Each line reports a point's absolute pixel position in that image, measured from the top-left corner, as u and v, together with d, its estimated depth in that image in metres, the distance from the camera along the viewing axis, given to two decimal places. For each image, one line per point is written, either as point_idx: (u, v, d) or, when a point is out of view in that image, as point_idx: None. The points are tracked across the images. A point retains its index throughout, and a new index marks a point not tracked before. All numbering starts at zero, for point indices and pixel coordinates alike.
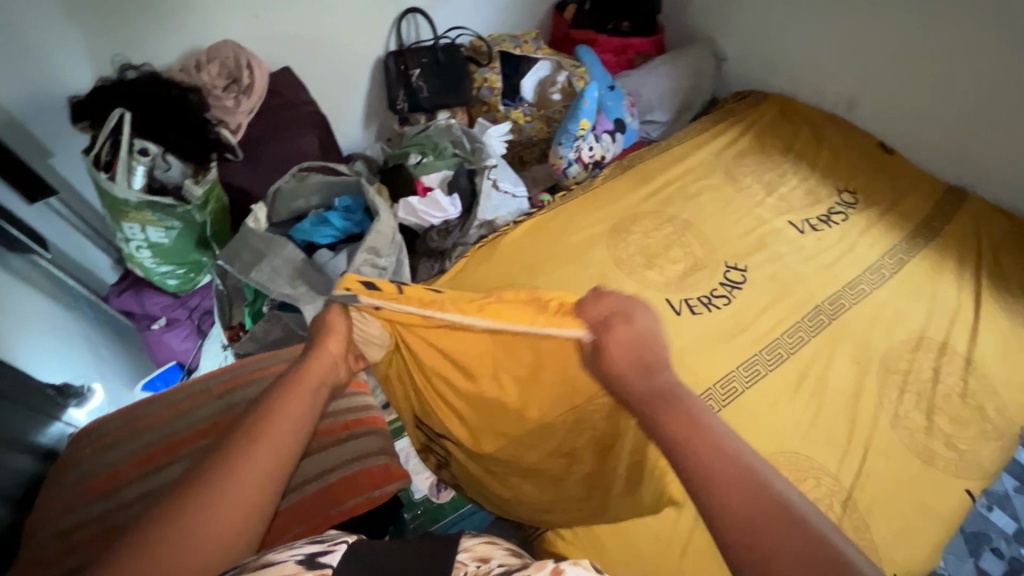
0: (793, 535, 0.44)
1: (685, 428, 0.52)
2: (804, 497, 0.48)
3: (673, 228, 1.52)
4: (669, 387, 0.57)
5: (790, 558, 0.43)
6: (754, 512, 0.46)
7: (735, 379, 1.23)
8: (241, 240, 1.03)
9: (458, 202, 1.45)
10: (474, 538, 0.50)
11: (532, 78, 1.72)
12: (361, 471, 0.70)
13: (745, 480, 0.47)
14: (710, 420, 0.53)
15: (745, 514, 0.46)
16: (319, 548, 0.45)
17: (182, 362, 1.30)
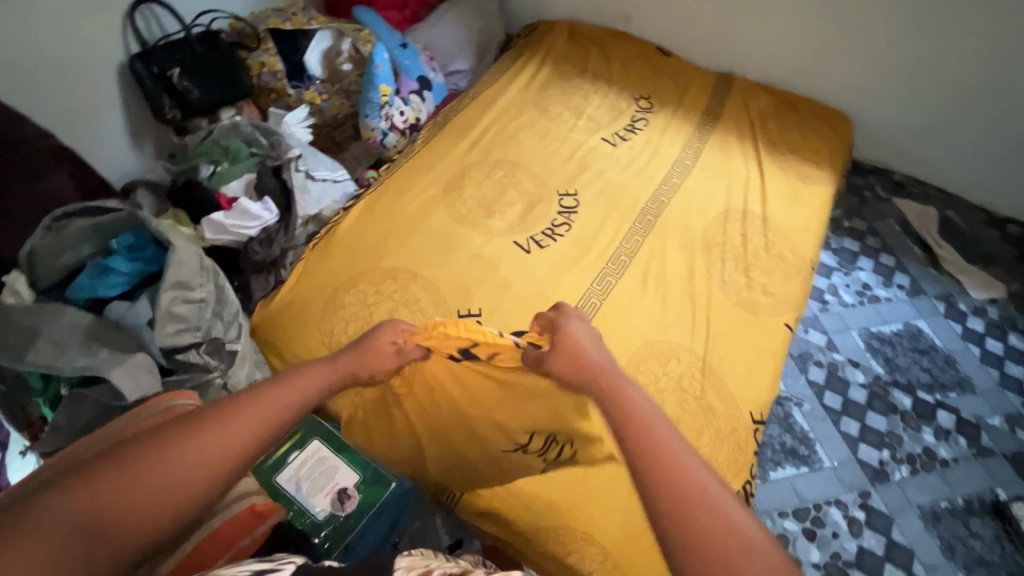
0: (717, 527, 0.52)
1: (636, 433, 0.61)
2: (740, 502, 0.56)
3: (501, 173, 1.55)
4: (635, 395, 0.68)
5: (710, 539, 0.52)
6: (694, 506, 0.54)
7: (592, 295, 1.32)
8: (0, 324, 0.85)
9: (271, 205, 1.31)
10: (405, 558, 0.56)
11: (315, 51, 1.58)
12: (223, 524, 0.66)
13: (685, 480, 0.56)
14: (657, 428, 0.62)
15: (684, 505, 0.54)
16: (265, 566, 0.52)
17: None
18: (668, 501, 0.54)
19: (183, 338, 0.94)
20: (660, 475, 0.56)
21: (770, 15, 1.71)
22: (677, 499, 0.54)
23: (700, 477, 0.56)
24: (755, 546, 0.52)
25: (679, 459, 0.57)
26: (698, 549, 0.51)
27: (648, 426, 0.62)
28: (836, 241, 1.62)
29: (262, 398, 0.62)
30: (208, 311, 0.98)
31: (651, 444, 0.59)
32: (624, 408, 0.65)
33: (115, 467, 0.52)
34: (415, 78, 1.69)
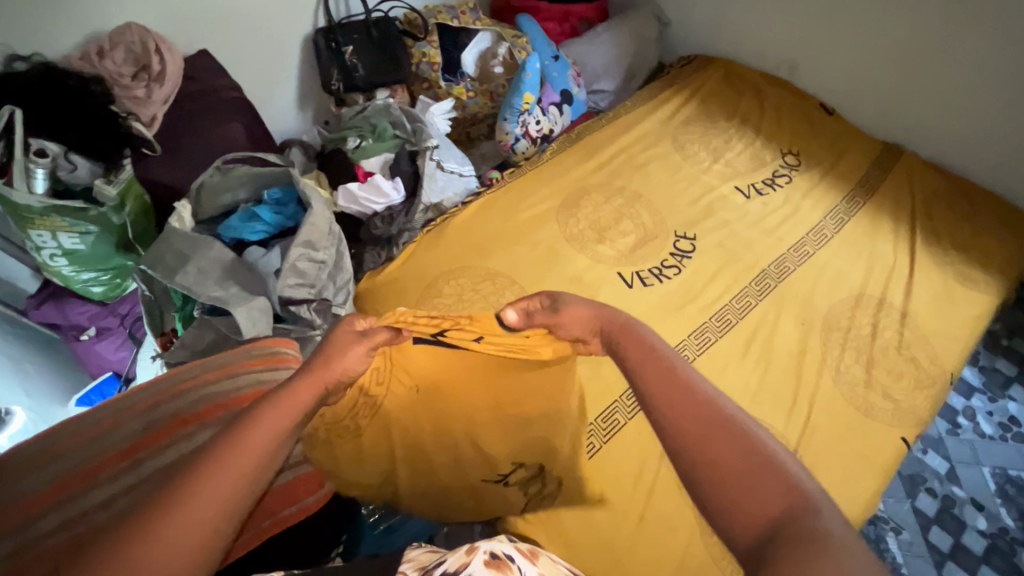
0: (750, 471, 0.49)
1: (661, 383, 0.57)
2: (778, 444, 0.52)
3: (621, 201, 1.52)
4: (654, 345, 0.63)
5: (743, 485, 0.49)
6: (730, 456, 0.50)
7: (686, 348, 1.25)
8: (163, 243, 0.97)
9: (401, 185, 1.39)
10: (418, 548, 0.55)
11: (473, 51, 1.65)
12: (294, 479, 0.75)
13: (719, 426, 0.52)
14: (686, 375, 0.58)
15: (714, 454, 0.51)
16: None
17: (119, 372, 1.24)
18: (695, 450, 0.51)
19: (299, 292, 1.02)
20: (684, 435, 0.52)
21: (964, 92, 1.51)
22: (701, 440, 0.51)
23: (722, 413, 0.53)
24: (803, 494, 0.48)
25: (719, 409, 0.54)
26: (725, 490, 0.49)
27: (676, 375, 0.58)
28: (987, 359, 1.40)
29: (229, 459, 0.51)
30: (324, 273, 1.06)
31: (673, 402, 0.55)
32: (644, 361, 0.61)
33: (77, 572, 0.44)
34: (558, 91, 1.71)
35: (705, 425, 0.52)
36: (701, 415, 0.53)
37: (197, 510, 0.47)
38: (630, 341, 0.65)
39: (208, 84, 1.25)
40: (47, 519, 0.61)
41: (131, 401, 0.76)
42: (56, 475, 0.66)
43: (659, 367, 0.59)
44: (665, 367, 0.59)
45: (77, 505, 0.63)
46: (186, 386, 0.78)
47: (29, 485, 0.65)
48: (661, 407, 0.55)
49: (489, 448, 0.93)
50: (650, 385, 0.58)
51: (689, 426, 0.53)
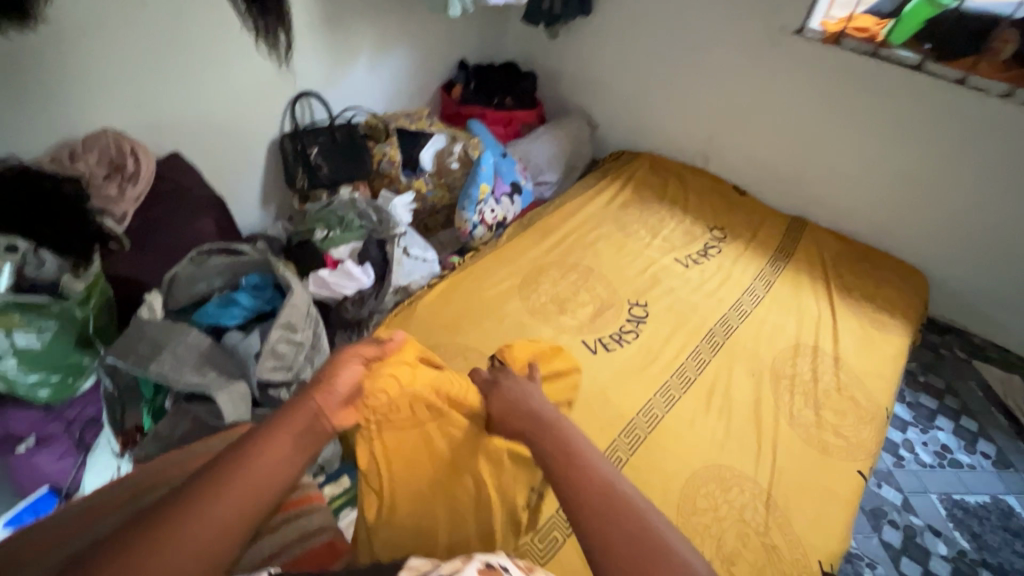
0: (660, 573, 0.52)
1: (601, 488, 0.59)
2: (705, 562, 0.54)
3: (577, 275, 1.65)
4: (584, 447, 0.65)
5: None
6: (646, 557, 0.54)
7: (655, 406, 1.32)
8: (134, 333, 0.95)
9: (370, 270, 1.45)
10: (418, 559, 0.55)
11: (430, 149, 1.79)
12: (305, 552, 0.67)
13: (643, 540, 0.55)
14: (618, 480, 0.60)
15: (636, 555, 0.54)
16: None
17: (58, 486, 1.11)
18: (621, 555, 0.54)
19: (277, 375, 1.01)
20: (608, 536, 0.55)
21: (845, 173, 1.82)
22: (622, 524, 0.56)
23: (645, 509, 0.57)
24: None
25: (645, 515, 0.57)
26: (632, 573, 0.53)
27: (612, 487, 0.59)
28: (912, 395, 1.57)
29: (210, 496, 0.51)
30: (302, 354, 1.06)
31: (603, 496, 0.58)
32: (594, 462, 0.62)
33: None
34: (509, 183, 1.89)
35: (609, 512, 0.57)
36: (607, 499, 0.58)
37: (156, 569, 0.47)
38: (533, 431, 0.70)
39: (182, 183, 1.29)
40: None
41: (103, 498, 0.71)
42: None
43: (571, 459, 0.63)
44: (572, 454, 0.64)
45: None
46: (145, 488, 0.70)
47: None
48: (571, 496, 0.59)
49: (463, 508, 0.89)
50: (567, 468, 0.62)
51: (601, 516, 0.56)
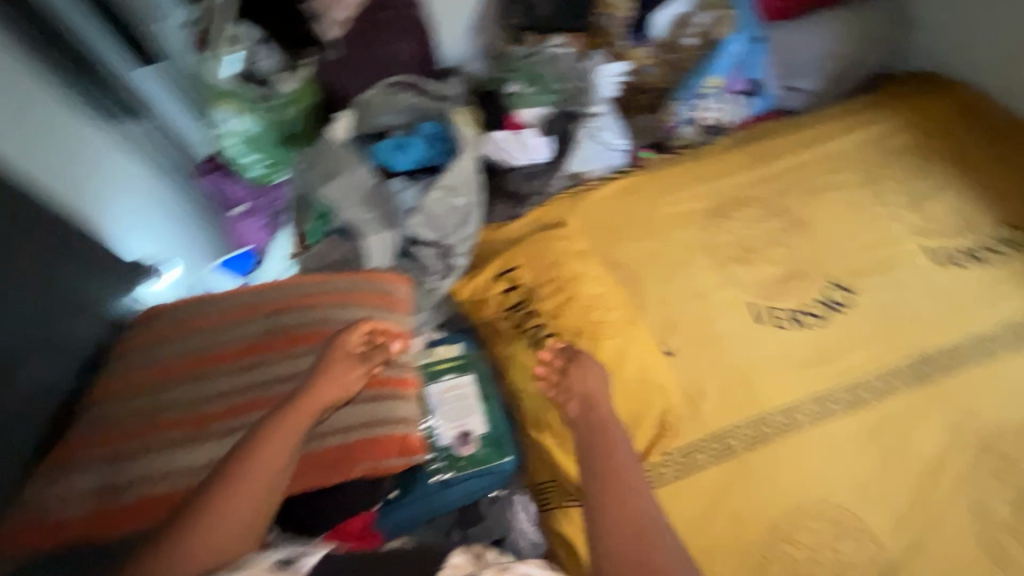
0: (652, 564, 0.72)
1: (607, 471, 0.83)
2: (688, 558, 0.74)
3: (780, 223, 1.36)
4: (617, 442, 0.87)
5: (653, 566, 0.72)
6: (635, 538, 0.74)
7: (800, 411, 1.13)
8: (321, 149, 1.02)
9: (552, 146, 1.34)
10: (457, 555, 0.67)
11: (667, 12, 1.48)
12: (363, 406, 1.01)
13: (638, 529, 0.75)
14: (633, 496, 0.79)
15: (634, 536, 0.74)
16: (301, 549, 0.67)
17: (256, 249, 1.33)
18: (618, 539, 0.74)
19: (424, 233, 1.02)
20: (606, 507, 0.78)
21: None
22: (622, 517, 0.76)
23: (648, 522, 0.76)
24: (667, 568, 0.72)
25: (640, 507, 0.78)
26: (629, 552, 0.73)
27: (621, 484, 0.81)
28: None
29: (258, 465, 0.73)
30: (454, 219, 1.04)
31: (616, 494, 0.79)
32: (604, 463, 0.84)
33: (186, 526, 0.69)
34: (747, 79, 1.56)
35: (622, 506, 0.78)
36: (632, 524, 0.75)
37: (238, 503, 0.71)
38: (600, 457, 0.85)
39: None
40: (184, 390, 0.91)
41: (248, 303, 0.97)
42: (188, 354, 0.94)
43: (610, 473, 0.82)
44: (614, 460, 0.84)
45: (197, 404, 0.89)
46: (284, 308, 0.94)
47: (165, 356, 0.94)
48: (607, 526, 0.76)
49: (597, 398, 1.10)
50: (601, 474, 0.82)
51: (616, 504, 0.78)
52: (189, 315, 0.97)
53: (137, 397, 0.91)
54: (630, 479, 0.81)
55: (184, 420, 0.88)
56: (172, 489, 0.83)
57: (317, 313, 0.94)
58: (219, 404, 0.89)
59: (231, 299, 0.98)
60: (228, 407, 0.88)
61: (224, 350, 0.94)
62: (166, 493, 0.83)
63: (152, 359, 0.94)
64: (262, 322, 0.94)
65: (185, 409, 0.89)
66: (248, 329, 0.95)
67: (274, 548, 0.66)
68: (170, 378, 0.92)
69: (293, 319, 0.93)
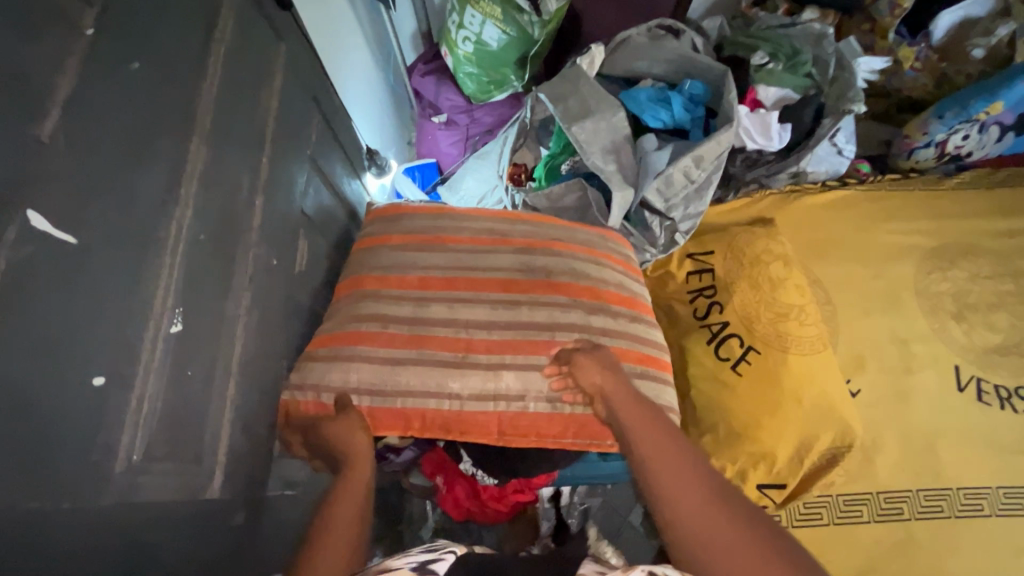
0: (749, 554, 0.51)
1: (644, 432, 0.63)
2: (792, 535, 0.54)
3: (1014, 288, 1.19)
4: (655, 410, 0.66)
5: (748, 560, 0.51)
6: (711, 522, 0.54)
7: (987, 499, 1.03)
8: (572, 84, 0.94)
9: (786, 137, 1.17)
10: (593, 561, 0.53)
11: (956, 12, 1.27)
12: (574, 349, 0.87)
13: (705, 504, 0.55)
14: (684, 458, 0.60)
15: (704, 519, 0.54)
16: (428, 556, 0.49)
17: (441, 165, 1.30)
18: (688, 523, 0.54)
19: (660, 201, 0.95)
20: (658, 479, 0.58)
21: None
22: (676, 487, 0.57)
23: (714, 488, 0.57)
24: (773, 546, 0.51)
25: (696, 468, 0.58)
26: (708, 533, 0.53)
27: (672, 449, 0.61)
28: None
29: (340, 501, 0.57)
30: (691, 194, 0.96)
31: (661, 460, 0.60)
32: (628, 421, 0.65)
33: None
34: None
35: (677, 468, 0.58)
36: (700, 495, 0.56)
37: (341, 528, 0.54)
38: (633, 418, 0.65)
39: None
40: (436, 304, 0.75)
41: (497, 229, 0.83)
42: (427, 269, 0.78)
43: (657, 446, 0.61)
44: (653, 427, 0.64)
45: (455, 315, 0.74)
46: (538, 246, 0.81)
47: (410, 265, 0.78)
48: (686, 527, 0.54)
49: (767, 427, 0.99)
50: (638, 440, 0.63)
51: (665, 473, 0.58)
52: (435, 223, 0.83)
53: (397, 297, 0.75)
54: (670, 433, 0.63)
55: (408, 337, 0.72)
56: (423, 408, 0.69)
57: (583, 258, 0.82)
58: (485, 333, 0.73)
59: (473, 221, 0.84)
60: (498, 338, 0.73)
61: (477, 278, 0.78)
62: (427, 412, 0.69)
63: (400, 259, 0.79)
64: (522, 256, 0.80)
65: (415, 325, 0.73)
66: (509, 255, 0.80)
67: (410, 551, 0.48)
68: (416, 287, 0.77)
69: (558, 261, 0.80)
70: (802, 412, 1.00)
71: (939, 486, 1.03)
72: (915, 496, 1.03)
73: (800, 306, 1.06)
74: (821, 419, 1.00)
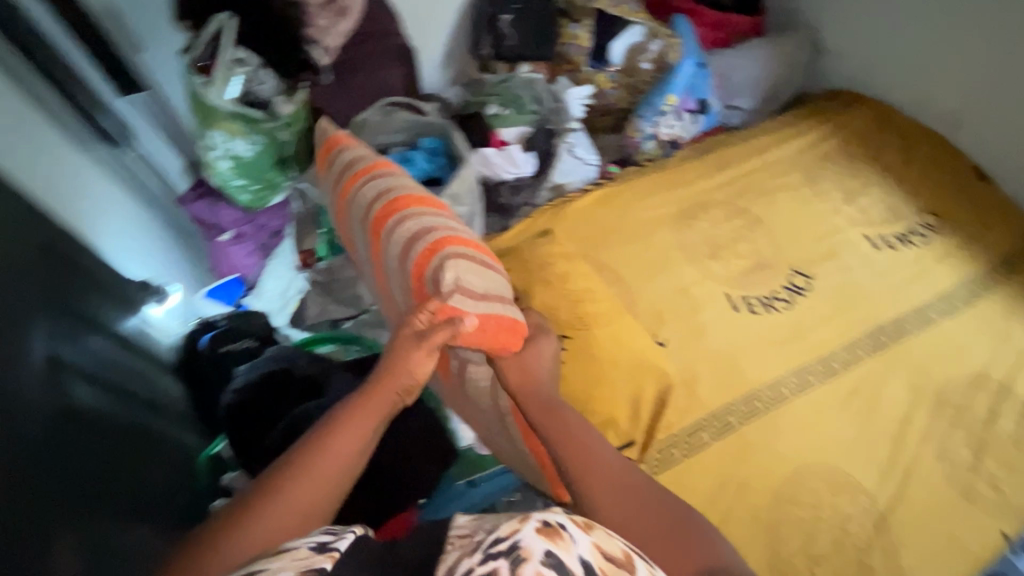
0: (670, 534, 0.69)
1: (570, 451, 0.79)
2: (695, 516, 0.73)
3: (742, 222, 1.50)
4: (573, 426, 0.82)
5: (668, 538, 0.69)
6: (635, 516, 0.71)
7: (784, 385, 1.24)
8: (324, 170, 1.06)
9: (533, 161, 1.42)
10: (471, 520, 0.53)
11: (622, 42, 1.62)
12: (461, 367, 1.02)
13: (631, 505, 0.72)
14: (611, 468, 0.77)
15: (627, 517, 0.71)
16: (330, 537, 0.49)
17: (245, 277, 1.35)
18: (625, 519, 0.71)
19: None
20: (591, 487, 0.75)
21: None
22: (608, 494, 0.73)
23: (640, 488, 0.75)
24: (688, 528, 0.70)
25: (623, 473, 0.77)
26: (642, 524, 0.70)
27: (592, 458, 0.78)
28: None
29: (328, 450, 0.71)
30: None
31: (591, 470, 0.76)
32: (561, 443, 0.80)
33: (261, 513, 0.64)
34: (697, 100, 1.67)
35: (605, 479, 0.75)
36: (623, 498, 0.73)
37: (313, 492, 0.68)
38: (559, 435, 0.81)
39: None
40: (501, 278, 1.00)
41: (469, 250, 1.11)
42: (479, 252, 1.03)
43: (583, 460, 0.77)
44: (582, 446, 0.79)
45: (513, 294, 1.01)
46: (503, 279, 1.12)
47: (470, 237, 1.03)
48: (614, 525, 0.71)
49: (595, 398, 1.13)
50: (572, 460, 0.78)
51: (598, 483, 0.75)
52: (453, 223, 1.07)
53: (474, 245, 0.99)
54: (598, 447, 0.80)
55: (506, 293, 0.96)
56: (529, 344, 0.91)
57: None
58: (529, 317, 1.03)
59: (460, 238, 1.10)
60: None
61: None
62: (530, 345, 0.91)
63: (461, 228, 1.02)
64: None
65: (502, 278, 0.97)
66: None
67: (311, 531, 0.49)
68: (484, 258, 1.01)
69: None
70: (617, 376, 1.15)
71: (749, 391, 1.22)
72: (736, 408, 1.20)
73: (590, 289, 1.22)
74: (634, 375, 1.16)
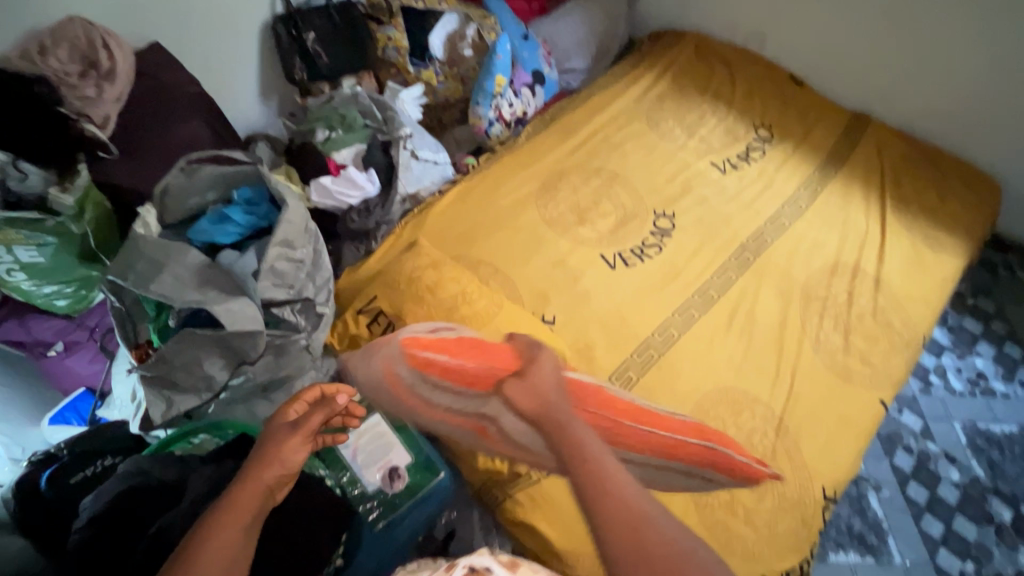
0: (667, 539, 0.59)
1: (570, 445, 0.70)
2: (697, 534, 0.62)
3: (600, 180, 1.52)
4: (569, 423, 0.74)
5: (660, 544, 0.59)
6: (631, 517, 0.61)
7: (672, 326, 1.28)
8: (131, 251, 0.92)
9: (375, 177, 1.37)
10: None
11: (440, 33, 1.60)
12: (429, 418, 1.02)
13: (628, 509, 0.61)
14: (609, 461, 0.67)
15: (625, 517, 0.60)
16: None
17: (93, 387, 1.22)
18: (617, 521, 0.60)
19: (278, 292, 1.01)
20: (587, 477, 0.65)
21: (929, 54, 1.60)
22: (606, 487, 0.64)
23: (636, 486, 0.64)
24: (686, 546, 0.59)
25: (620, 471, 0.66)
26: (626, 517, 0.61)
27: (590, 456, 0.68)
28: (955, 319, 1.69)
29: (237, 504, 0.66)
30: (303, 272, 1.05)
31: (580, 458, 0.68)
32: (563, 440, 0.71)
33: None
34: (530, 72, 1.67)
35: (592, 473, 0.65)
36: (616, 501, 0.62)
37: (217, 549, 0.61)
38: (557, 431, 0.73)
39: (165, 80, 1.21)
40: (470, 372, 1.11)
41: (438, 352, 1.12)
42: None
43: (583, 459, 0.67)
44: (581, 439, 0.70)
45: None
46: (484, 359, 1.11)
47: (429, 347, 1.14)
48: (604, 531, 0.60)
49: None
50: (570, 450, 0.70)
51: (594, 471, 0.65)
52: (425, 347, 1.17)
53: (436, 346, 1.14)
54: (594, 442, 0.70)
55: None
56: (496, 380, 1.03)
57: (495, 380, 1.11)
58: None
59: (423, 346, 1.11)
60: None
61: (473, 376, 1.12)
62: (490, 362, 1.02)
63: None
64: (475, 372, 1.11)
65: None
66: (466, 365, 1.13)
67: None
68: None
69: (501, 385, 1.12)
70: None
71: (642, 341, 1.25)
72: (633, 363, 1.22)
73: (464, 290, 1.19)
74: None
